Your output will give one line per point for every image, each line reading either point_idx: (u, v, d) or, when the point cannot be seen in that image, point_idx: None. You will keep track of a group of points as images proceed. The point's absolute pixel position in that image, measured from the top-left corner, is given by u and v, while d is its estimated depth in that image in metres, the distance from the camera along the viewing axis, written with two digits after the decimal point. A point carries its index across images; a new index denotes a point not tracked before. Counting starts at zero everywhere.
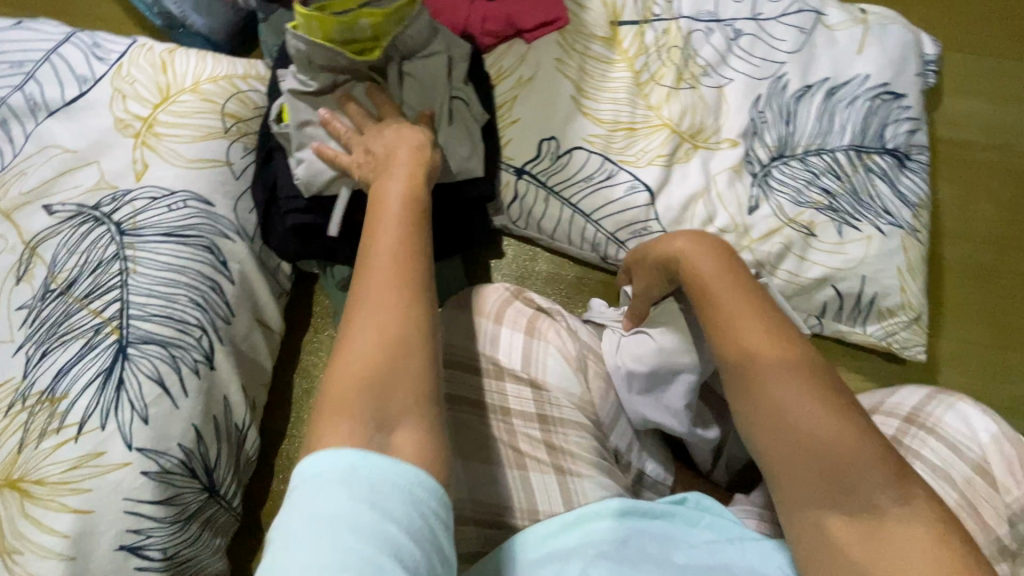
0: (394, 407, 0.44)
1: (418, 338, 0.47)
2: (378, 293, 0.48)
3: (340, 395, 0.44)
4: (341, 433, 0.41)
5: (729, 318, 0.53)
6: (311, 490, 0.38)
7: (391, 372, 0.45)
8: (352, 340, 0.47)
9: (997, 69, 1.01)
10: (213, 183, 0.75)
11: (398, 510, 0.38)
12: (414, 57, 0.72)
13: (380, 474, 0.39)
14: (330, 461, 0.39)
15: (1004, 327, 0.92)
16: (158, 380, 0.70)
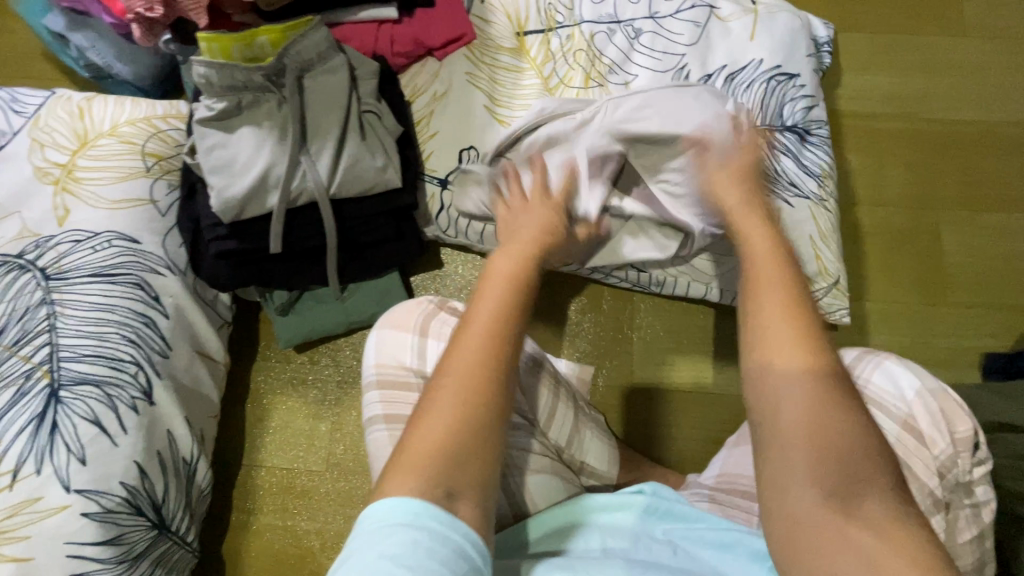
0: (465, 482, 0.47)
1: (500, 421, 0.50)
2: (471, 357, 0.51)
3: (414, 459, 0.47)
4: (411, 491, 0.45)
5: (770, 297, 0.49)
6: (380, 532, 0.43)
7: (468, 448, 0.48)
8: (437, 402, 0.49)
9: (893, 43, 1.05)
10: (138, 221, 0.78)
11: (449, 542, 0.43)
12: (314, 72, 0.76)
13: (442, 524, 0.44)
14: (399, 511, 0.44)
15: (925, 284, 0.96)
16: (95, 420, 0.71)
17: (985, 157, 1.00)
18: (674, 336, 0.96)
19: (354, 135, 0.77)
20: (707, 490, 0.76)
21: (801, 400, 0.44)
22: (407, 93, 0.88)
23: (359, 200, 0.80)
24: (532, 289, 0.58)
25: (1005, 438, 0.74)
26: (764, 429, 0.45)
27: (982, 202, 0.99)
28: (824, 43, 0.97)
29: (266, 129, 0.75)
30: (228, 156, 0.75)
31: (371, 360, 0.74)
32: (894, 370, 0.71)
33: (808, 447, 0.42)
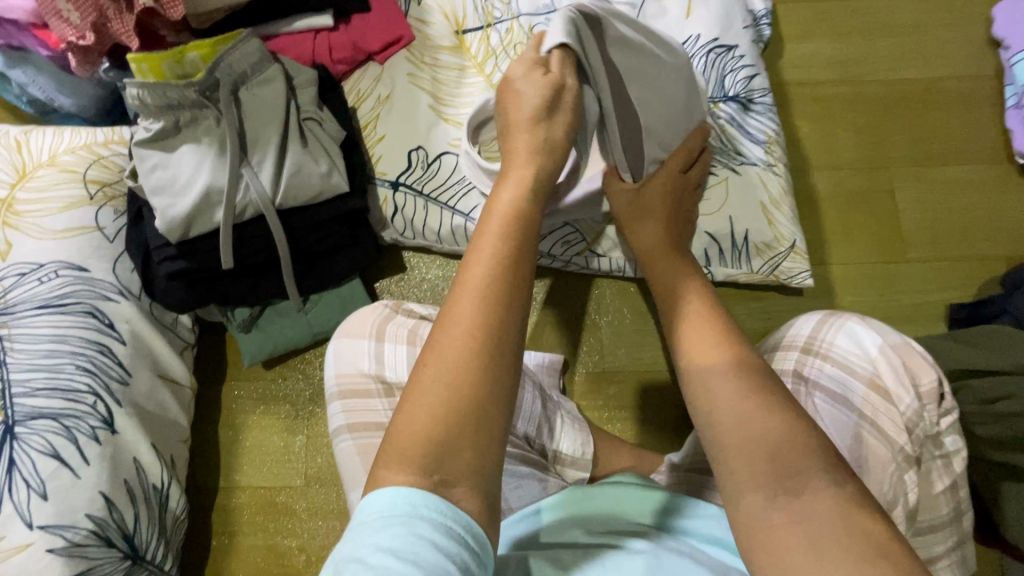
0: (462, 465, 0.42)
1: (501, 398, 0.44)
2: (467, 324, 0.45)
3: (404, 443, 0.42)
4: (403, 477, 0.41)
5: (692, 335, 0.56)
6: (380, 525, 0.39)
7: (463, 428, 0.43)
8: (431, 375, 0.44)
9: (831, 10, 1.06)
10: (84, 249, 0.77)
11: (452, 534, 0.40)
12: (250, 84, 0.76)
13: (449, 514, 0.40)
14: (402, 501, 0.40)
15: (884, 243, 0.96)
16: (54, 454, 0.70)
17: (931, 113, 1.02)
18: (641, 318, 0.96)
19: (295, 142, 0.77)
20: (683, 470, 0.75)
21: (729, 394, 0.48)
22: (351, 100, 0.88)
23: (309, 208, 0.79)
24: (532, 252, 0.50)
25: (971, 383, 0.73)
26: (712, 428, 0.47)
27: (933, 156, 1.00)
28: (762, 16, 0.98)
29: (206, 144, 0.75)
30: (170, 177, 0.74)
31: (331, 371, 0.73)
32: (853, 330, 0.69)
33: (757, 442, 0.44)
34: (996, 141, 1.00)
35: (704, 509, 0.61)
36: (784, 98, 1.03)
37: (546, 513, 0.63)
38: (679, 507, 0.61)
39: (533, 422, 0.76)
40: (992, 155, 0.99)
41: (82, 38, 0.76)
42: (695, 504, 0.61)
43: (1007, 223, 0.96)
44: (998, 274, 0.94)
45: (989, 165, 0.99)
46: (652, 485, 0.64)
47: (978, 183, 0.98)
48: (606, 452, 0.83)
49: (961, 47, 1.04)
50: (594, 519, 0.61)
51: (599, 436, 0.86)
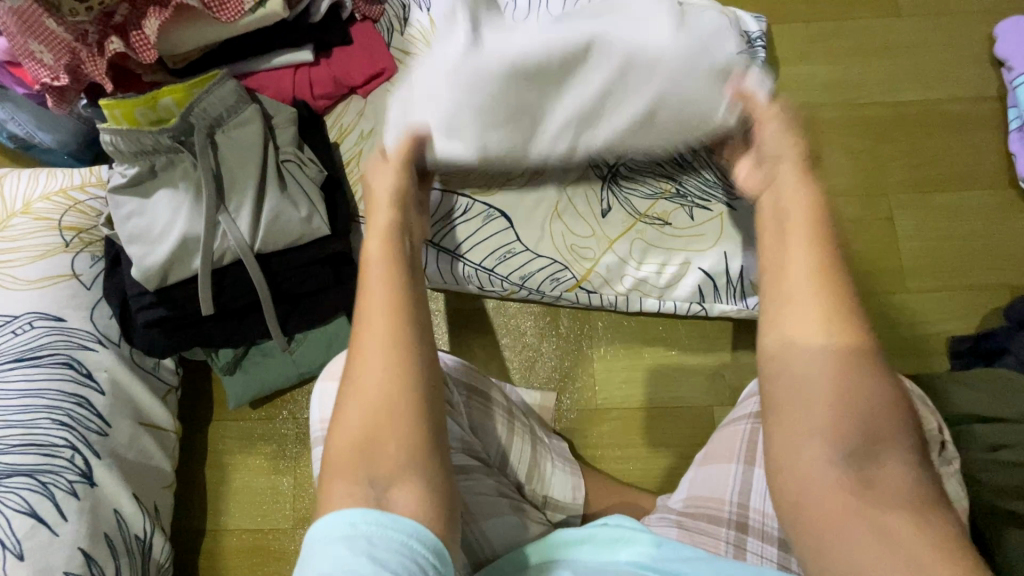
0: (391, 464, 0.42)
1: (413, 392, 0.44)
2: (373, 331, 0.46)
3: (340, 458, 0.43)
4: (343, 496, 0.41)
5: (784, 288, 0.44)
6: (321, 552, 0.38)
7: (382, 429, 0.43)
8: (351, 392, 0.45)
9: (827, 31, 1.04)
10: (60, 298, 0.75)
11: (391, 545, 0.38)
12: (226, 127, 0.74)
13: (385, 524, 0.39)
14: (342, 524, 0.39)
15: (884, 273, 0.94)
16: (30, 512, 0.68)
17: (931, 137, 0.99)
18: (634, 353, 0.94)
19: (273, 185, 0.75)
20: (673, 515, 0.71)
21: (818, 393, 0.40)
22: (334, 135, 0.86)
23: (290, 252, 0.78)
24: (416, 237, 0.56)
25: (973, 430, 0.71)
26: (788, 414, 0.41)
27: (935, 180, 0.97)
28: (756, 39, 0.95)
29: (182, 189, 0.73)
30: (146, 224, 0.73)
31: (314, 416, 0.71)
32: None
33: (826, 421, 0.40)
34: (999, 165, 0.97)
35: (693, 555, 0.56)
36: None
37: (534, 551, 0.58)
38: (667, 551, 0.57)
39: (524, 471, 0.74)
40: (995, 179, 0.97)
41: (56, 79, 0.73)
42: (683, 548, 0.57)
43: (1010, 250, 0.93)
44: (1001, 304, 0.91)
45: (992, 189, 0.96)
46: (637, 526, 0.60)
47: (979, 209, 0.95)
48: (599, 496, 0.82)
49: (961, 68, 1.01)
50: (583, 564, 0.57)
51: (591, 476, 0.84)
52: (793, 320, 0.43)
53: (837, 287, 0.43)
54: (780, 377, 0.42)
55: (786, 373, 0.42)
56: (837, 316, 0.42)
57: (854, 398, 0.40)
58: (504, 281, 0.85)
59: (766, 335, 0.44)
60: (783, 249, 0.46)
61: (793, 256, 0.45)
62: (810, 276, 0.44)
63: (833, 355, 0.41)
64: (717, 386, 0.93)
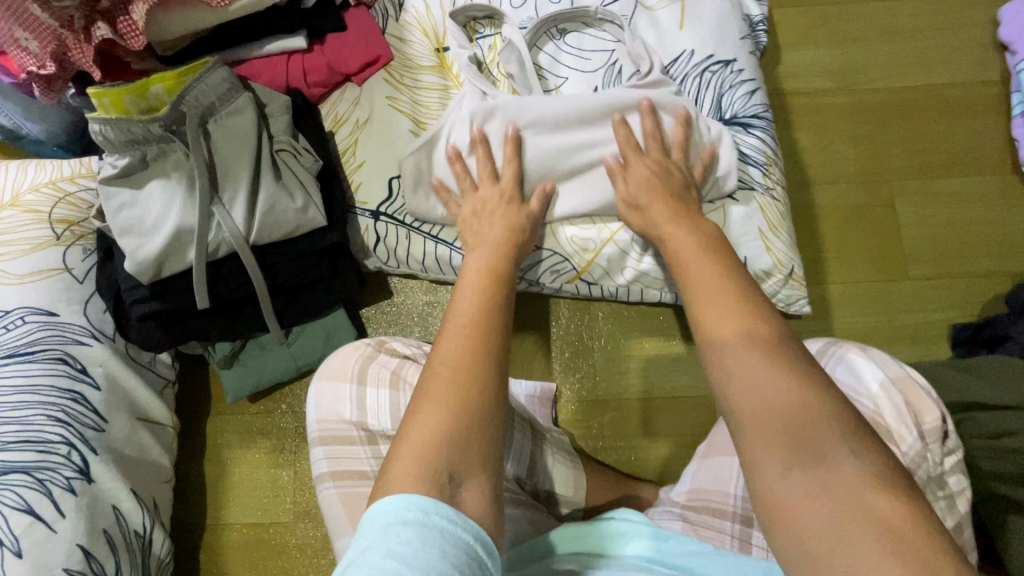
0: (468, 462, 0.45)
1: (494, 404, 0.48)
2: (471, 345, 0.51)
3: (418, 449, 0.45)
4: (414, 480, 0.42)
5: (703, 295, 0.53)
6: (388, 530, 0.38)
7: (464, 432, 0.46)
8: (440, 391, 0.48)
9: (829, 15, 1.02)
10: (52, 293, 0.74)
11: (456, 541, 0.39)
12: (218, 116, 0.73)
13: (455, 521, 0.40)
14: (410, 506, 0.40)
15: (887, 261, 0.93)
16: (27, 509, 0.67)
17: (935, 123, 0.98)
18: (636, 343, 0.94)
19: (267, 176, 0.73)
20: (677, 508, 0.73)
21: (758, 377, 0.45)
22: (329, 125, 0.85)
23: (286, 244, 0.77)
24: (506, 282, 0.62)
25: (976, 417, 0.71)
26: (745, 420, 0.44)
27: (938, 166, 0.96)
28: (758, 23, 0.93)
29: (175, 180, 0.72)
30: (137, 216, 0.71)
31: (314, 415, 0.72)
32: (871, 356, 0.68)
33: (771, 420, 0.43)
34: (1002, 151, 0.96)
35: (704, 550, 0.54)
36: (782, 109, 0.99)
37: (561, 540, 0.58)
38: (675, 543, 0.55)
39: (525, 464, 0.74)
40: (999, 165, 0.96)
41: (43, 67, 0.71)
42: (690, 541, 0.55)
43: (1013, 237, 0.93)
44: (1003, 291, 0.91)
45: (995, 175, 0.95)
46: (642, 519, 0.57)
47: (983, 196, 0.95)
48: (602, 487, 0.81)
49: (965, 52, 1.00)
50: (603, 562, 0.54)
51: (593, 467, 0.84)
52: (717, 319, 0.50)
53: (745, 293, 0.52)
54: (723, 366, 0.47)
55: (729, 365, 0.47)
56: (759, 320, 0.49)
57: (804, 398, 0.43)
58: None
59: (703, 338, 0.50)
60: (697, 273, 0.56)
61: (705, 276, 0.56)
62: (722, 285, 0.53)
63: (752, 340, 0.47)
64: None
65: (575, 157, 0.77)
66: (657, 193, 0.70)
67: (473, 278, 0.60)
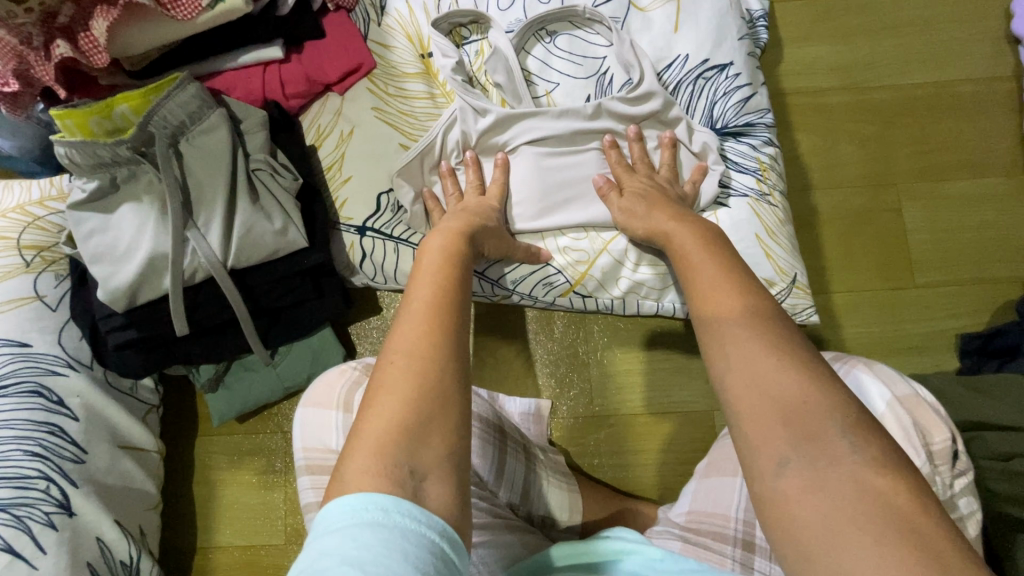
0: (431, 455, 0.40)
1: (457, 384, 0.43)
2: (429, 320, 0.46)
3: (372, 440, 0.40)
4: (372, 480, 0.38)
5: (704, 288, 0.50)
6: (345, 534, 0.34)
7: (425, 417, 0.41)
8: (395, 374, 0.43)
9: (832, 9, 0.97)
10: (23, 322, 0.71)
11: (424, 543, 0.35)
12: (190, 135, 0.69)
13: (422, 521, 0.36)
14: (370, 507, 0.35)
15: (893, 266, 0.90)
16: (6, 547, 0.64)
17: (942, 121, 0.94)
18: (632, 356, 0.91)
19: (244, 197, 0.70)
20: (676, 530, 0.69)
21: (755, 378, 0.42)
22: (310, 138, 0.81)
23: (266, 265, 0.73)
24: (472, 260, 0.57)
25: (984, 436, 0.68)
26: (744, 430, 0.41)
27: (946, 167, 0.92)
28: (757, 19, 0.89)
29: (147, 204, 0.68)
30: (110, 242, 0.68)
31: (299, 444, 0.69)
32: (876, 372, 0.65)
33: (762, 422, 0.40)
34: (1013, 150, 0.92)
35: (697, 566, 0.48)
36: (783, 110, 0.95)
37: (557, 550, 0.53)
38: (670, 563, 0.49)
39: (519, 488, 0.71)
40: (1009, 165, 0.92)
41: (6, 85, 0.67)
42: (686, 561, 0.49)
43: None
44: (1013, 297, 0.88)
45: (1005, 176, 0.92)
46: (639, 539, 0.52)
47: (992, 198, 0.91)
48: (598, 507, 0.79)
49: (975, 45, 0.95)
50: None
51: (589, 487, 0.82)
52: (716, 305, 0.47)
53: (745, 287, 0.48)
54: (722, 360, 0.44)
55: (727, 354, 0.44)
56: (765, 328, 0.44)
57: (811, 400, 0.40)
58: (495, 286, 0.82)
59: (701, 328, 0.47)
60: (697, 265, 0.53)
61: (702, 268, 0.52)
62: (723, 280, 0.50)
63: (746, 328, 0.44)
64: None
65: (566, 177, 0.78)
66: (655, 204, 0.69)
67: (433, 253, 0.54)
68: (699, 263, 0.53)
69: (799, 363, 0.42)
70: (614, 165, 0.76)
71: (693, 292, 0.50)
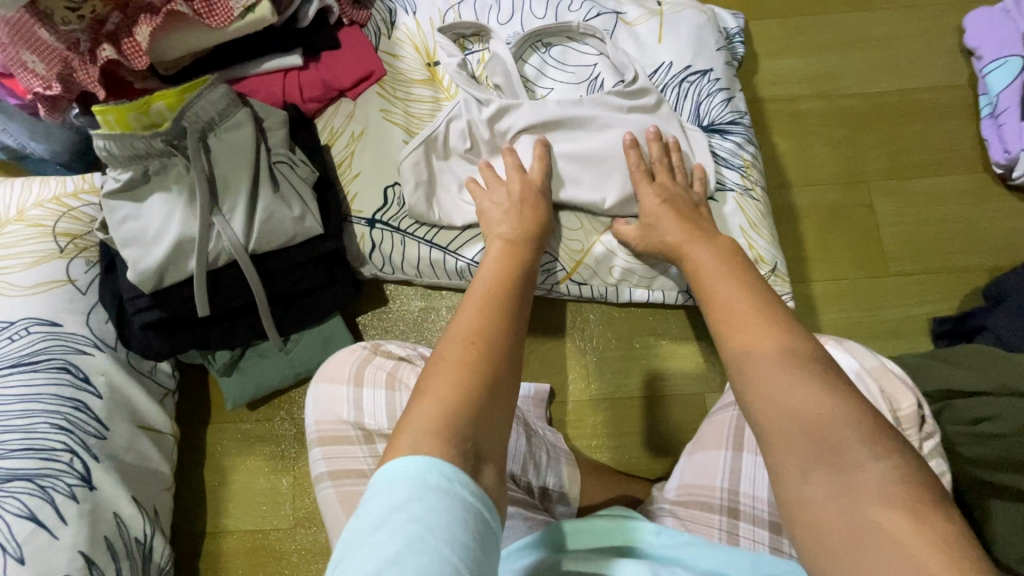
0: (484, 435, 0.44)
1: (509, 380, 0.48)
2: (485, 321, 0.51)
3: (435, 413, 0.44)
4: (432, 445, 0.41)
5: (719, 302, 0.55)
6: (412, 493, 0.38)
7: (478, 403, 0.45)
8: (458, 358, 0.48)
9: (802, 26, 1.07)
10: (56, 304, 0.76)
11: (476, 515, 0.39)
12: (218, 131, 0.76)
13: (476, 495, 0.40)
14: (436, 473, 0.40)
15: (869, 257, 0.96)
16: (30, 516, 0.67)
17: (908, 125, 1.02)
18: (627, 343, 0.96)
19: (266, 187, 0.76)
20: (669, 504, 0.73)
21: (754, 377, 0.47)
22: (325, 138, 0.88)
23: (285, 251, 0.79)
24: (529, 277, 0.62)
25: (954, 404, 0.73)
26: None
27: (913, 166, 1.00)
28: (734, 34, 0.97)
29: (176, 193, 0.74)
30: (141, 227, 0.74)
31: (312, 418, 0.73)
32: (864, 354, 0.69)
33: None
34: (974, 151, 1.00)
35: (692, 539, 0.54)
36: (761, 115, 1.03)
37: (573, 537, 0.55)
38: (663, 536, 0.55)
39: (522, 463, 0.74)
40: (971, 164, 1.00)
41: (48, 88, 0.73)
42: (682, 534, 0.55)
43: (989, 232, 0.96)
44: (981, 284, 0.94)
45: (967, 174, 0.99)
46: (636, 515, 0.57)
47: (956, 194, 0.98)
48: (596, 484, 0.83)
49: (933, 57, 1.04)
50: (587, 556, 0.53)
51: (588, 467, 0.85)
52: (732, 321, 0.52)
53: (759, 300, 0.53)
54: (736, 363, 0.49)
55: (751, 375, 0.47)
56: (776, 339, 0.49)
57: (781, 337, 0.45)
58: None
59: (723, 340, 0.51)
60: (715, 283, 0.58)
61: (717, 287, 0.57)
62: (737, 295, 0.54)
63: None
64: (708, 373, 0.94)
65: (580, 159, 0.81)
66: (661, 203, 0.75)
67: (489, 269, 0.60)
68: (722, 287, 0.56)
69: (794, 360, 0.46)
70: (633, 168, 0.78)
71: (714, 312, 0.54)
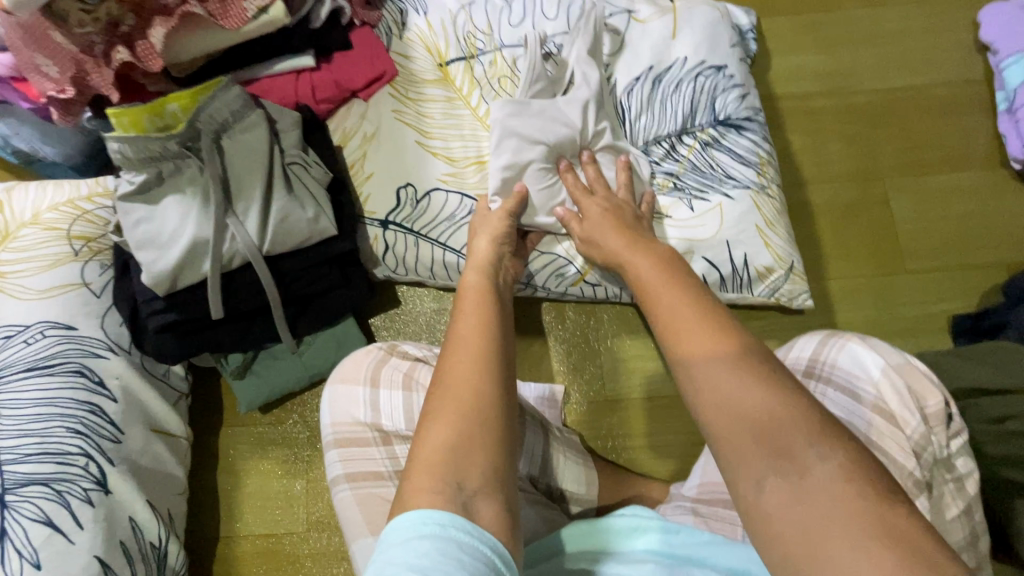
0: (476, 468, 0.45)
1: (500, 408, 0.48)
2: (472, 350, 0.52)
3: (430, 459, 0.45)
4: (429, 493, 0.43)
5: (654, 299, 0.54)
6: (405, 545, 0.39)
7: (471, 440, 0.46)
8: (444, 397, 0.48)
9: (815, 22, 1.06)
10: (71, 307, 0.76)
11: (477, 554, 0.40)
12: (231, 132, 0.76)
13: (478, 538, 0.41)
14: (427, 523, 0.40)
15: (886, 255, 0.95)
16: (46, 521, 0.67)
17: (923, 121, 1.01)
18: (641, 343, 0.95)
19: (280, 188, 0.76)
20: (689, 503, 0.72)
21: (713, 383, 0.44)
22: (337, 139, 0.87)
23: (299, 253, 0.79)
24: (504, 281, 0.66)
25: (979, 403, 0.71)
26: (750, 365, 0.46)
27: (929, 163, 0.99)
28: (747, 31, 0.97)
29: (190, 195, 0.74)
30: (155, 229, 0.73)
31: (327, 419, 0.73)
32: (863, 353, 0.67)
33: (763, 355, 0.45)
34: (990, 146, 0.99)
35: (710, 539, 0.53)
36: (774, 113, 1.02)
37: (594, 538, 0.55)
38: (684, 536, 0.54)
39: (537, 462, 0.74)
40: (987, 160, 0.98)
41: (61, 91, 0.72)
42: (700, 533, 0.54)
43: (1006, 229, 0.95)
44: (999, 281, 0.93)
45: (984, 170, 0.98)
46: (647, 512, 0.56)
47: (972, 191, 0.97)
48: (614, 485, 0.82)
49: (947, 53, 1.03)
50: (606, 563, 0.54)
51: (605, 468, 0.84)
52: (688, 336, 0.47)
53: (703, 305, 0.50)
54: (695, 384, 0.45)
55: (707, 392, 0.44)
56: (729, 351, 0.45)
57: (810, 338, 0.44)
58: None
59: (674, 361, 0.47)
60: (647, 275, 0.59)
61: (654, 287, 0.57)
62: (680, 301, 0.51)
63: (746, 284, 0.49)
64: None
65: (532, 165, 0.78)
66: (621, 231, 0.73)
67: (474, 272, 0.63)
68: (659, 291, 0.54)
69: (754, 366, 0.44)
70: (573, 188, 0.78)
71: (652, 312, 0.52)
